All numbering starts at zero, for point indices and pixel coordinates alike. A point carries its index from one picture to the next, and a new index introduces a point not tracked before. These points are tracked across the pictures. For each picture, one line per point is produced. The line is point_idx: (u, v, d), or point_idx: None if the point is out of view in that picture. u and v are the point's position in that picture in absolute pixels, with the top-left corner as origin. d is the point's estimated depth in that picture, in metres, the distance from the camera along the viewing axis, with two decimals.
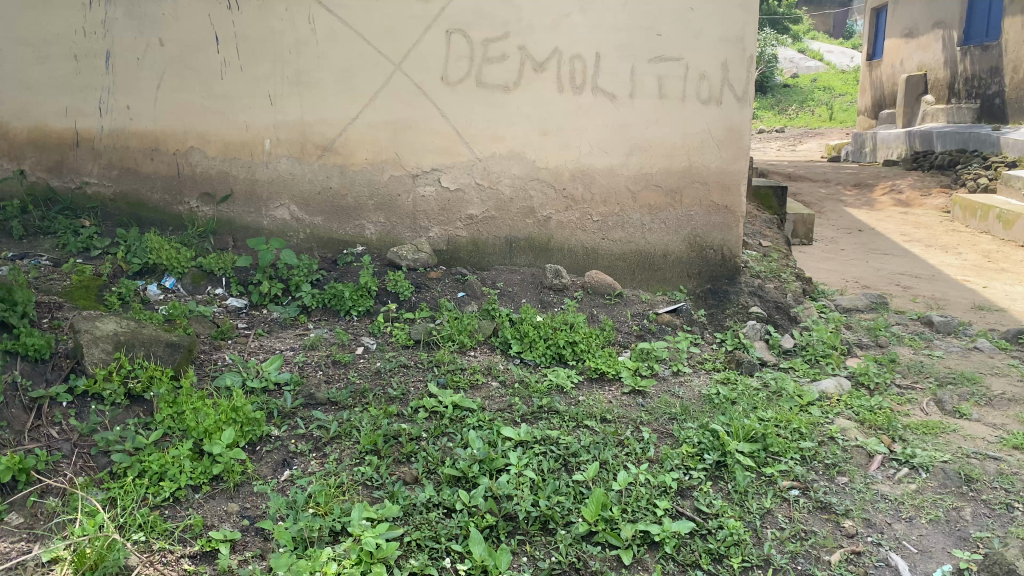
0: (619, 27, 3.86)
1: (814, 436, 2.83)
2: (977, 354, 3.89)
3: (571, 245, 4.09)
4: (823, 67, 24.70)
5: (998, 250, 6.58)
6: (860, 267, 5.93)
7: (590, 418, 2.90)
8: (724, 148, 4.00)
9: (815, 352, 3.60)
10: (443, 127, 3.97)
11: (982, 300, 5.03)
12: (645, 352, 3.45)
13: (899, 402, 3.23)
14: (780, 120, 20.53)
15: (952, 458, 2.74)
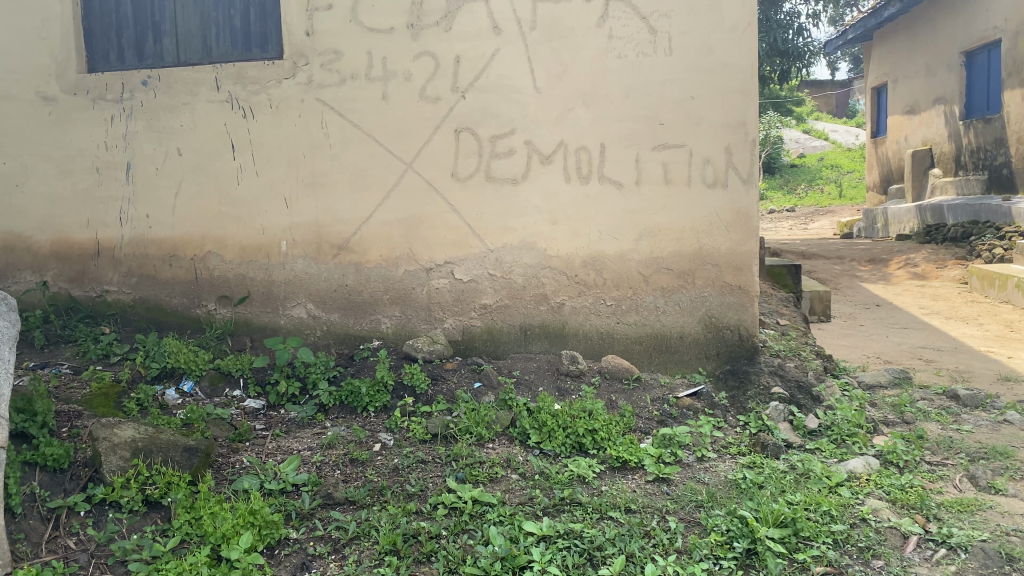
0: (622, 118, 3.95)
1: (846, 519, 2.74)
2: (1007, 427, 3.79)
3: (586, 331, 4.08)
4: (829, 146, 25.07)
5: (1020, 319, 6.51)
6: (880, 342, 5.87)
7: (614, 508, 2.83)
8: (733, 230, 4.00)
9: (841, 432, 3.52)
10: (454, 221, 4.04)
11: (1008, 371, 4.95)
12: (667, 438, 3.39)
13: (931, 480, 3.14)
14: (789, 199, 20.72)
15: (992, 536, 2.64)
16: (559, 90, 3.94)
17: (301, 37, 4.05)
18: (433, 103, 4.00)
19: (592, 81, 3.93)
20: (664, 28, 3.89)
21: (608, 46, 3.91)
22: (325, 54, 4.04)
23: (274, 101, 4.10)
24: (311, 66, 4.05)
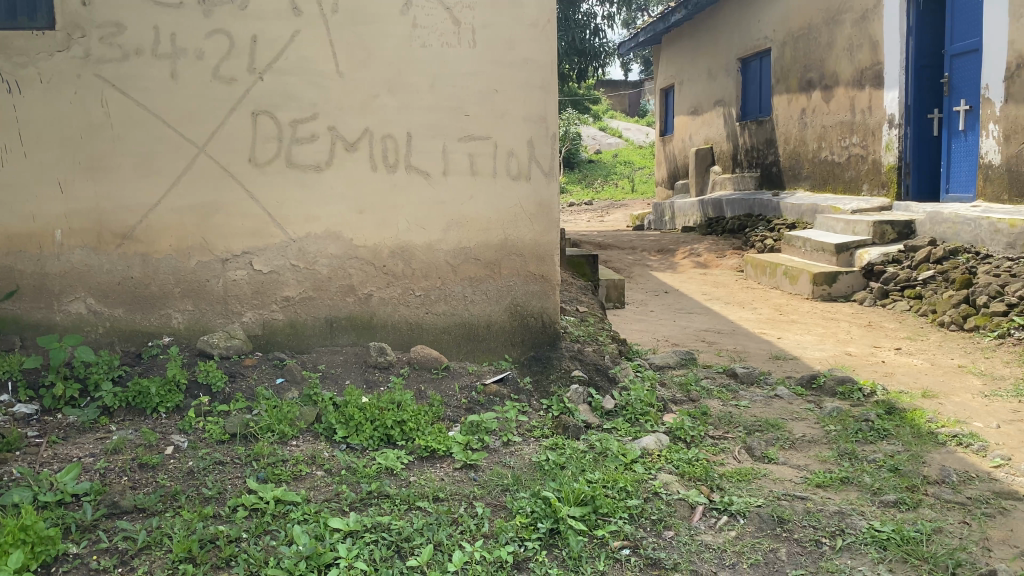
0: (427, 108, 3.94)
1: (640, 493, 2.90)
2: (778, 400, 4.19)
3: (393, 322, 4.04)
4: (622, 143, 26.48)
5: (787, 303, 7.20)
6: (669, 326, 6.28)
7: (422, 498, 2.83)
8: (536, 221, 4.12)
9: (635, 411, 3.73)
10: (253, 209, 3.85)
11: (778, 350, 5.45)
12: (474, 425, 3.44)
13: (714, 453, 3.41)
14: (587, 193, 21.68)
15: (765, 502, 2.90)
16: (362, 76, 3.86)
17: (75, 6, 3.70)
18: (228, 83, 3.78)
19: (397, 69, 3.89)
20: (468, 20, 3.92)
21: (412, 35, 3.88)
22: (104, 27, 3.71)
23: (45, 76, 3.73)
24: (88, 39, 3.71)
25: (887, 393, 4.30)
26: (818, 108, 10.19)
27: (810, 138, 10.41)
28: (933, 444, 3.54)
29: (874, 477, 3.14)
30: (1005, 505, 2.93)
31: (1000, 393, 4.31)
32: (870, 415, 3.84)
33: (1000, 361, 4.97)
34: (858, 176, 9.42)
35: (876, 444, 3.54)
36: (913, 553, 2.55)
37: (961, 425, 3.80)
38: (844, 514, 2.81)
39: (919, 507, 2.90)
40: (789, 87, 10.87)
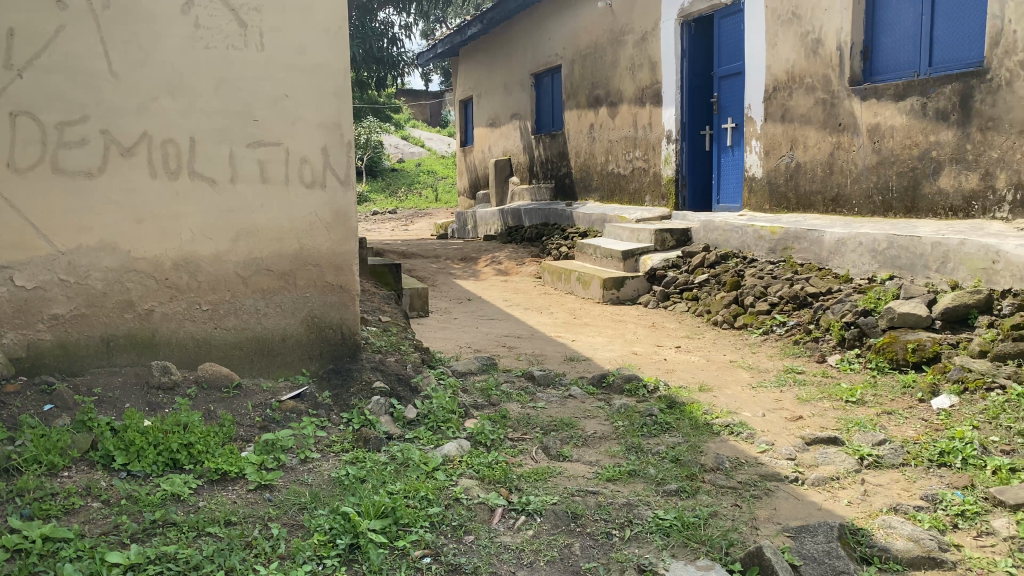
0: (213, 112, 3.76)
1: (441, 500, 2.92)
2: (572, 400, 4.37)
3: (179, 338, 3.80)
4: (424, 152, 26.61)
5: (581, 307, 7.54)
6: (471, 333, 6.37)
7: (212, 523, 2.68)
8: (332, 231, 4.05)
9: (437, 419, 3.75)
10: (13, 220, 3.44)
11: (572, 352, 5.69)
12: (268, 444, 3.31)
13: (512, 454, 3.50)
14: (391, 201, 21.58)
15: (560, 499, 3.02)
16: (139, 77, 3.60)
17: None
18: None
19: (178, 70, 3.67)
20: (254, 23, 3.79)
21: (194, 36, 3.69)
22: None
23: None
24: None
25: (669, 389, 4.62)
26: (605, 123, 10.76)
27: (599, 151, 10.97)
28: (709, 434, 3.83)
29: (658, 468, 3.36)
30: (769, 487, 3.23)
31: (764, 384, 4.75)
32: (653, 410, 4.10)
33: (765, 355, 5.48)
34: (642, 187, 10.05)
35: (659, 437, 3.78)
36: (692, 537, 2.75)
37: (732, 415, 4.15)
38: (632, 505, 2.98)
39: (698, 494, 3.13)
40: (578, 102, 11.40)
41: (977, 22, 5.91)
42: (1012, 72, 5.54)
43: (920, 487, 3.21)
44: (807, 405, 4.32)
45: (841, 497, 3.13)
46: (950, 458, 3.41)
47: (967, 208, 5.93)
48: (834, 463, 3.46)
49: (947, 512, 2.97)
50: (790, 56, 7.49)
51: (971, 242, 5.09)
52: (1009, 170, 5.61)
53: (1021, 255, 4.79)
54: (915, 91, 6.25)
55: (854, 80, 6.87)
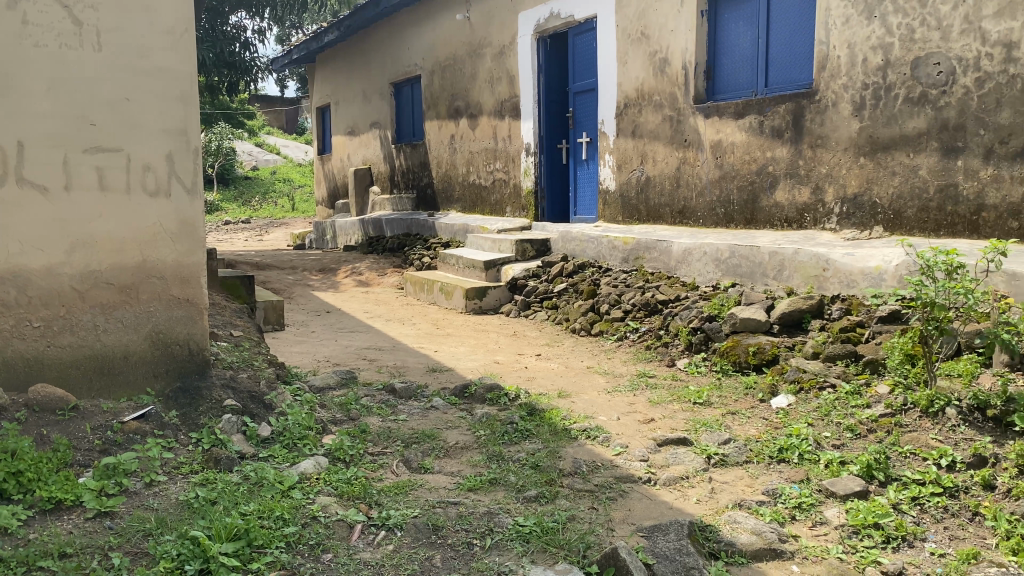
0: (44, 115, 3.50)
1: (298, 520, 2.83)
2: (434, 411, 4.36)
3: (7, 358, 3.49)
4: (280, 160, 25.88)
5: (443, 317, 7.54)
6: (330, 346, 6.23)
7: (45, 557, 2.49)
8: (179, 241, 3.87)
9: (292, 436, 3.65)
10: None
11: (434, 363, 5.67)
12: (109, 468, 3.10)
13: (372, 469, 3.45)
14: (245, 210, 20.82)
15: (421, 512, 3.00)
16: None
17: None
18: None
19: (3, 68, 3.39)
20: (91, 21, 3.57)
21: (22, 32, 3.43)
22: None
23: None
24: None
25: (529, 396, 4.68)
26: (465, 134, 10.83)
27: (459, 162, 11.03)
28: (567, 439, 3.92)
29: (518, 476, 3.40)
30: (624, 488, 3.33)
31: (619, 389, 4.90)
32: (513, 418, 4.15)
33: (620, 360, 5.66)
34: (502, 198, 10.18)
35: (519, 444, 3.83)
36: (551, 541, 2.80)
37: (589, 420, 4.25)
38: (492, 514, 3.01)
39: (556, 499, 3.19)
40: (438, 113, 11.42)
41: (807, 47, 6.36)
42: (838, 94, 6.00)
43: (761, 482, 3.40)
44: (659, 407, 4.50)
45: (690, 496, 3.28)
46: (788, 453, 3.63)
47: (800, 220, 6.37)
48: (684, 463, 3.62)
49: (786, 505, 3.17)
50: (639, 73, 7.80)
51: (804, 252, 5.46)
52: (836, 185, 6.06)
53: (847, 263, 5.19)
54: (752, 110, 6.64)
55: (699, 98, 7.25)
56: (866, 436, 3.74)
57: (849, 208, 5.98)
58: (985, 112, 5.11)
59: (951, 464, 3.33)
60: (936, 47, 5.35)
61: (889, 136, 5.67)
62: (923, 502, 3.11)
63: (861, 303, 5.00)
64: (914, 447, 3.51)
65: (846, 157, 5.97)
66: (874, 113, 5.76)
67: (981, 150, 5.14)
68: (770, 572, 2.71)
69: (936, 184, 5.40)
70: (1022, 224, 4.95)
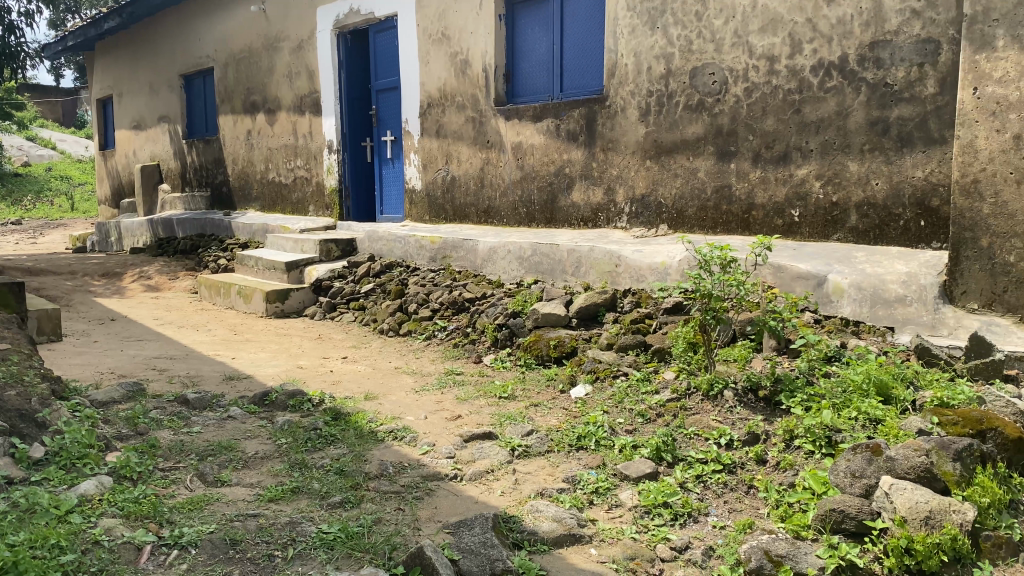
0: None
1: (76, 546, 2.60)
2: (231, 421, 4.16)
3: None
4: (56, 156, 23.72)
5: (241, 322, 7.21)
6: (115, 357, 5.78)
7: None
8: None
9: (71, 455, 3.35)
10: None
11: (231, 370, 5.42)
12: None
13: (163, 486, 3.24)
14: (15, 211, 18.90)
15: (217, 527, 2.85)
16: None
17: None
18: None
19: None
20: None
21: None
22: None
23: None
24: None
25: (334, 401, 4.58)
26: (263, 131, 10.42)
27: (257, 159, 10.60)
28: (372, 442, 3.87)
29: (322, 482, 3.32)
30: (431, 487, 3.34)
31: (426, 388, 4.91)
32: (317, 423, 4.04)
33: (427, 359, 5.68)
34: (304, 197, 9.90)
35: (323, 450, 3.74)
36: (356, 546, 2.76)
37: (395, 420, 4.23)
38: (295, 523, 2.92)
39: (362, 502, 3.15)
40: (233, 108, 10.92)
41: (597, 55, 6.69)
42: (626, 100, 6.34)
43: (562, 470, 3.53)
44: (465, 404, 4.55)
45: (495, 489, 3.35)
46: (586, 441, 3.80)
47: (595, 219, 6.67)
48: (489, 457, 3.69)
49: (585, 491, 3.31)
50: (441, 73, 7.86)
51: (599, 249, 5.74)
52: (627, 186, 6.41)
53: (637, 259, 5.52)
54: (549, 113, 6.88)
55: (498, 100, 7.41)
56: (656, 420, 3.99)
57: (639, 207, 6.34)
58: (753, 119, 5.59)
59: (729, 442, 3.62)
60: (711, 58, 5.78)
61: (672, 140, 6.07)
62: (705, 479, 3.36)
63: (651, 296, 5.33)
64: (698, 429, 3.78)
65: (634, 160, 6.33)
66: (658, 118, 6.14)
67: (751, 154, 5.61)
68: (570, 556, 2.82)
69: (713, 185, 5.85)
70: (785, 222, 5.48)
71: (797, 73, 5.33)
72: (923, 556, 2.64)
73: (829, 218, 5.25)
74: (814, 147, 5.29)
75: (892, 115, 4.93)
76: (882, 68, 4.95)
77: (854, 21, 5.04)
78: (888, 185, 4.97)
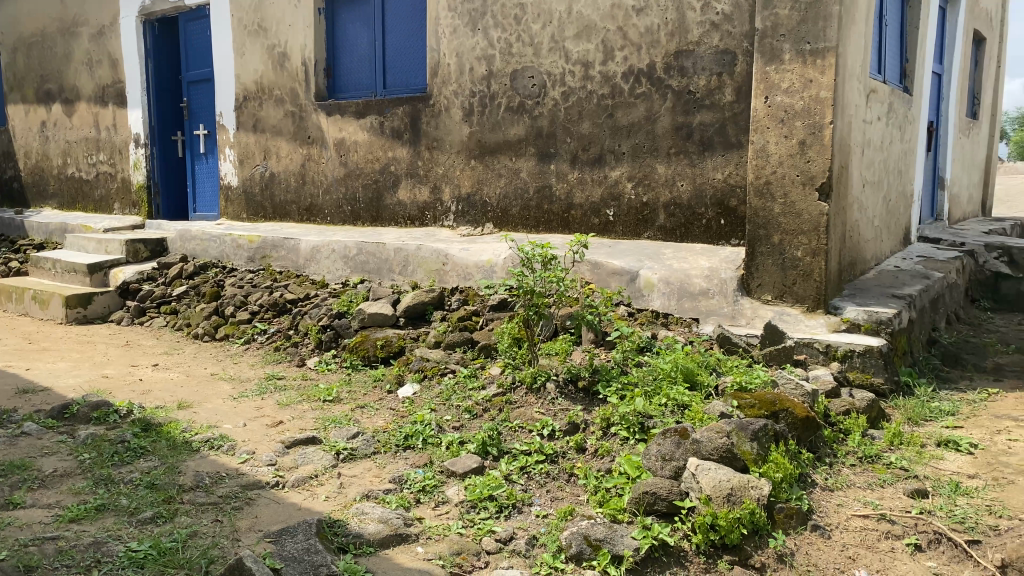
0: None
1: None
2: (25, 438, 3.82)
3: None
4: None
5: (37, 330, 6.62)
6: None
7: None
8: None
9: None
10: None
11: (26, 383, 4.96)
12: None
13: None
14: None
15: (9, 554, 2.61)
16: None
17: None
18: None
19: None
20: None
21: None
22: None
23: None
24: None
25: (144, 411, 4.31)
26: (59, 122, 9.62)
27: (54, 153, 9.77)
28: (187, 453, 3.68)
29: (130, 498, 3.12)
30: (251, 496, 3.22)
31: (246, 394, 4.73)
32: (125, 436, 3.79)
33: (247, 364, 5.46)
34: (108, 194, 9.23)
35: (132, 464, 3.52)
36: (169, 563, 2.62)
37: (212, 429, 4.04)
38: (100, 543, 2.73)
39: (176, 517, 2.99)
40: (24, 96, 10.00)
41: (419, 54, 6.70)
42: (449, 100, 6.38)
43: (389, 471, 3.51)
44: (288, 409, 4.42)
45: (319, 494, 3.27)
46: (413, 440, 3.80)
47: (421, 217, 6.67)
48: (313, 462, 3.60)
49: (411, 490, 3.31)
50: (258, 66, 7.58)
51: (425, 248, 5.75)
52: (451, 185, 6.46)
53: (463, 257, 5.57)
54: (372, 110, 6.81)
55: (319, 96, 7.25)
56: (482, 416, 4.05)
57: (464, 207, 6.41)
58: (570, 121, 5.79)
59: (551, 433, 3.73)
60: (530, 61, 5.93)
61: (494, 140, 6.17)
62: (529, 471, 3.45)
63: (477, 294, 5.40)
64: (522, 422, 3.88)
65: (458, 159, 6.39)
66: (481, 119, 6.23)
67: (569, 155, 5.81)
68: (397, 557, 2.81)
69: (534, 185, 6.00)
70: (601, 221, 5.72)
71: (610, 78, 5.58)
72: (726, 531, 2.85)
73: (641, 217, 5.53)
74: (626, 150, 5.56)
75: (695, 121, 5.27)
76: (685, 76, 5.28)
77: (661, 31, 5.33)
78: (693, 187, 5.31)
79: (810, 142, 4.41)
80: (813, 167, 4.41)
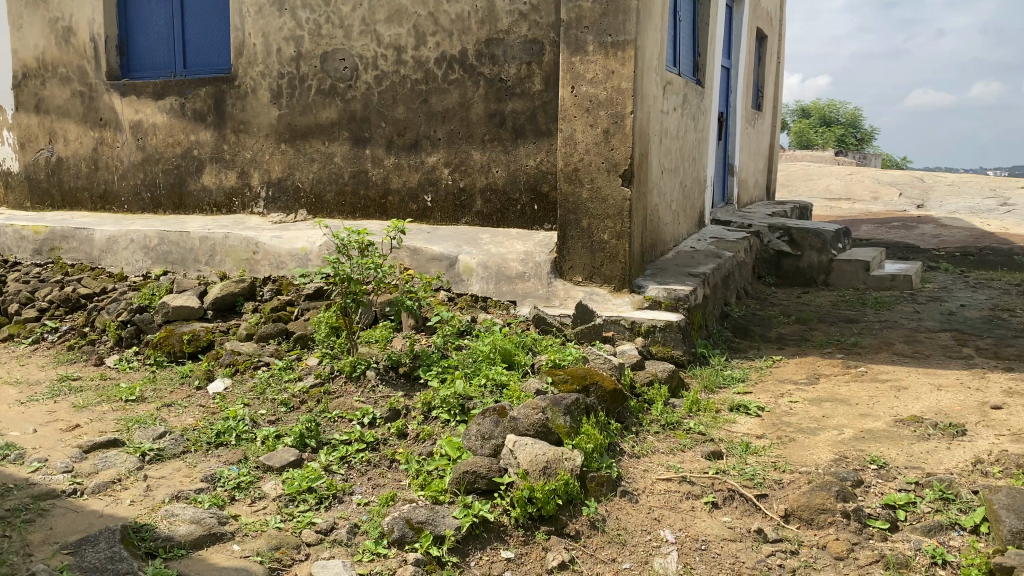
0: None
1: None
2: None
3: None
4: None
5: None
6: None
7: None
8: None
9: None
10: None
11: None
12: None
13: None
14: None
15: None
16: None
17: None
18: None
19: None
20: None
21: None
22: None
23: None
24: None
25: None
26: None
27: None
28: None
29: None
30: (43, 507, 2.98)
31: (36, 398, 4.35)
32: None
33: (35, 366, 5.02)
34: None
35: None
36: None
37: None
38: None
39: None
40: None
41: (223, 33, 6.39)
42: (256, 81, 6.14)
43: (200, 470, 3.36)
44: (85, 411, 4.12)
45: (123, 499, 3.09)
46: (226, 437, 3.65)
47: (229, 204, 6.39)
48: (115, 466, 3.39)
49: (225, 488, 3.19)
50: (38, 40, 6.93)
51: (233, 236, 5.52)
52: (261, 170, 6.23)
53: (276, 246, 5.40)
54: (172, 91, 6.43)
55: (111, 75, 6.74)
56: (299, 408, 3.96)
57: (275, 192, 6.20)
58: (384, 106, 5.74)
59: (372, 420, 3.71)
60: (340, 44, 5.81)
61: (306, 124, 6.01)
62: (350, 460, 3.42)
63: (291, 283, 5.26)
64: (342, 411, 3.83)
65: (268, 143, 6.17)
66: (291, 101, 6.04)
67: (384, 141, 5.77)
68: (210, 557, 2.71)
69: (349, 170, 5.91)
70: (418, 207, 5.73)
71: (422, 64, 5.58)
72: (542, 503, 2.96)
73: (457, 202, 5.59)
74: (441, 136, 5.59)
75: (507, 108, 5.39)
76: (496, 64, 5.38)
77: (471, 19, 5.40)
78: (507, 173, 5.43)
79: (613, 131, 4.63)
80: (616, 154, 4.65)
